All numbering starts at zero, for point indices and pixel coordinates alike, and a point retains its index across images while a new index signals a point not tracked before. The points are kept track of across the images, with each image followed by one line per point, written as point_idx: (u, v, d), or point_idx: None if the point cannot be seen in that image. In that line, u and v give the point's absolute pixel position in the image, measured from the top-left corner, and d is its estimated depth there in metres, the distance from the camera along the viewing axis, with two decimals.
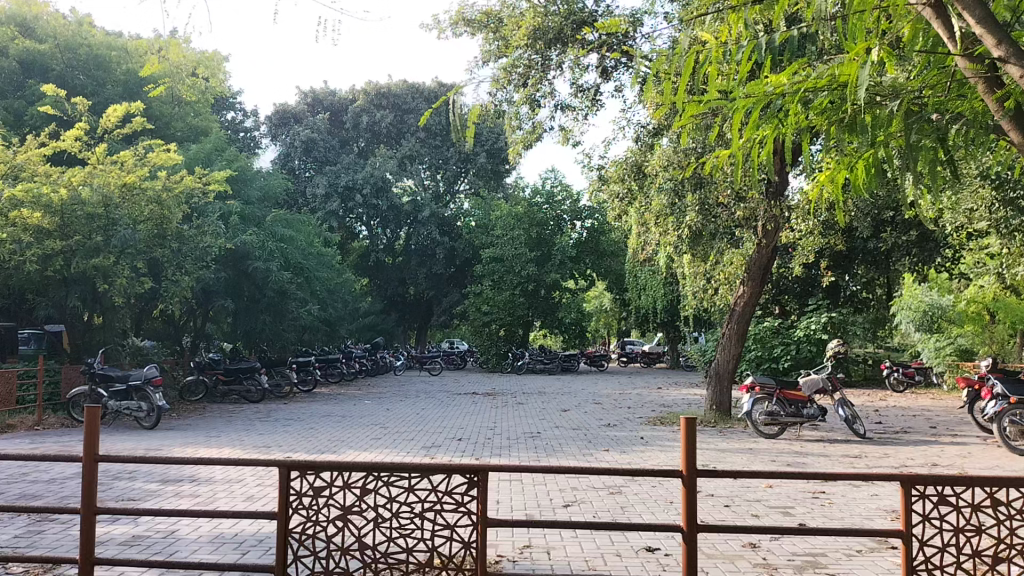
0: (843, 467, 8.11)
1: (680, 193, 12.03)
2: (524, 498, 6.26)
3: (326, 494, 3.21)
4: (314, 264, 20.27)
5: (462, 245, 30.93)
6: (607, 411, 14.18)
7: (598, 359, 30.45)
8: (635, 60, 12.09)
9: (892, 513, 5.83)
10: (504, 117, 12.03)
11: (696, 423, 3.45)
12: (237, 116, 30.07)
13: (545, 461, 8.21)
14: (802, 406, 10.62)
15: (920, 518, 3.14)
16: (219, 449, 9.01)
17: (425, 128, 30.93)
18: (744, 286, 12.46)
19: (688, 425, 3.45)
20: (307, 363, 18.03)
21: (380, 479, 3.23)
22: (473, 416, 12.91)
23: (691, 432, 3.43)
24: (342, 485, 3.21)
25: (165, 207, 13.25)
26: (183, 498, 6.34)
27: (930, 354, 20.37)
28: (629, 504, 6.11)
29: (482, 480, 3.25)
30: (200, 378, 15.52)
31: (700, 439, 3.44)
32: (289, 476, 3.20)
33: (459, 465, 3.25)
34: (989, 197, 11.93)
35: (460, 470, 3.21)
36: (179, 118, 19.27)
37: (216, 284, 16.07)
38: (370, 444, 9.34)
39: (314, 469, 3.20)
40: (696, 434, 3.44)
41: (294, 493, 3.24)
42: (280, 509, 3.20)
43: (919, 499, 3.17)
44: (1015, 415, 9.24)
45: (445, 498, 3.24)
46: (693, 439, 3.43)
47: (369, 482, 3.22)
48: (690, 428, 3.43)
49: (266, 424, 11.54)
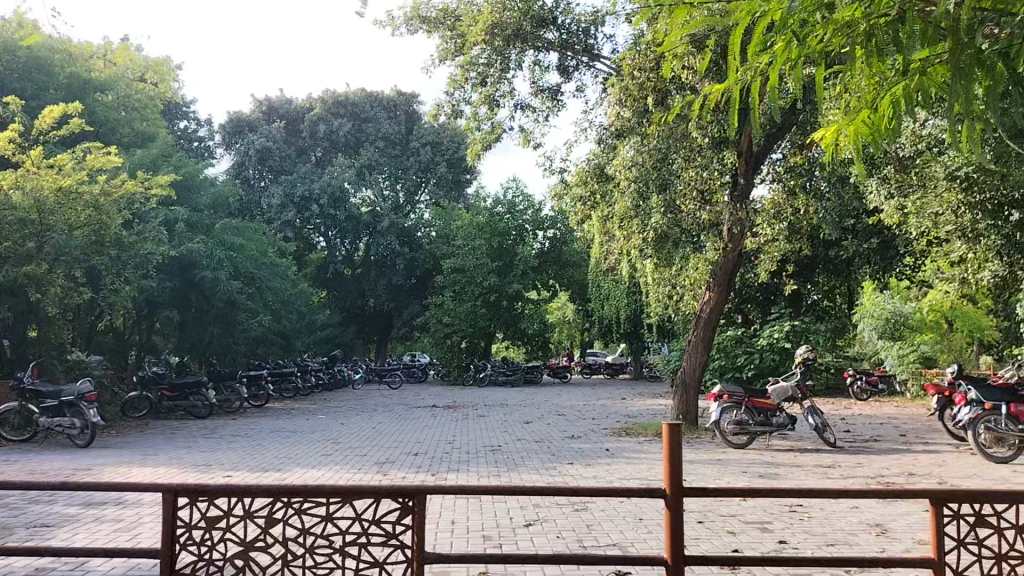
0: (818, 477, 7.70)
1: (644, 195, 11.44)
2: (483, 517, 5.75)
3: (221, 527, 2.68)
4: (267, 275, 19.50)
5: (422, 255, 30.25)
6: (570, 423, 13.71)
7: (561, 371, 29.99)
8: (597, 61, 11.72)
9: (877, 527, 5.43)
10: (460, 117, 11.57)
11: (682, 431, 3.02)
12: (190, 125, 29.31)
13: (505, 476, 7.68)
14: (771, 415, 10.27)
15: (953, 542, 2.77)
16: (154, 468, 8.35)
17: (384, 137, 30.52)
18: (710, 292, 12.19)
19: (675, 434, 3.03)
20: (258, 376, 17.32)
21: (291, 507, 2.71)
22: (432, 430, 12.36)
23: (676, 440, 3.00)
24: (241, 515, 2.69)
25: (105, 213, 12.49)
26: (104, 523, 5.71)
27: (893, 362, 20.16)
28: (596, 522, 5.63)
29: (419, 505, 2.75)
30: (144, 394, 14.70)
31: (685, 448, 3.02)
32: (177, 505, 2.69)
33: (389, 488, 2.75)
34: (957, 201, 11.67)
35: (390, 494, 2.71)
36: (125, 123, 18.54)
37: (161, 295, 15.33)
38: (318, 461, 8.71)
39: (204, 496, 2.69)
40: (682, 444, 3.01)
41: (183, 526, 2.73)
42: (164, 542, 2.68)
43: (952, 520, 2.80)
44: (992, 421, 8.87)
45: (373, 528, 2.73)
46: (679, 450, 3.00)
47: (275, 511, 2.70)
48: (674, 436, 3.00)
49: (211, 442, 10.86)
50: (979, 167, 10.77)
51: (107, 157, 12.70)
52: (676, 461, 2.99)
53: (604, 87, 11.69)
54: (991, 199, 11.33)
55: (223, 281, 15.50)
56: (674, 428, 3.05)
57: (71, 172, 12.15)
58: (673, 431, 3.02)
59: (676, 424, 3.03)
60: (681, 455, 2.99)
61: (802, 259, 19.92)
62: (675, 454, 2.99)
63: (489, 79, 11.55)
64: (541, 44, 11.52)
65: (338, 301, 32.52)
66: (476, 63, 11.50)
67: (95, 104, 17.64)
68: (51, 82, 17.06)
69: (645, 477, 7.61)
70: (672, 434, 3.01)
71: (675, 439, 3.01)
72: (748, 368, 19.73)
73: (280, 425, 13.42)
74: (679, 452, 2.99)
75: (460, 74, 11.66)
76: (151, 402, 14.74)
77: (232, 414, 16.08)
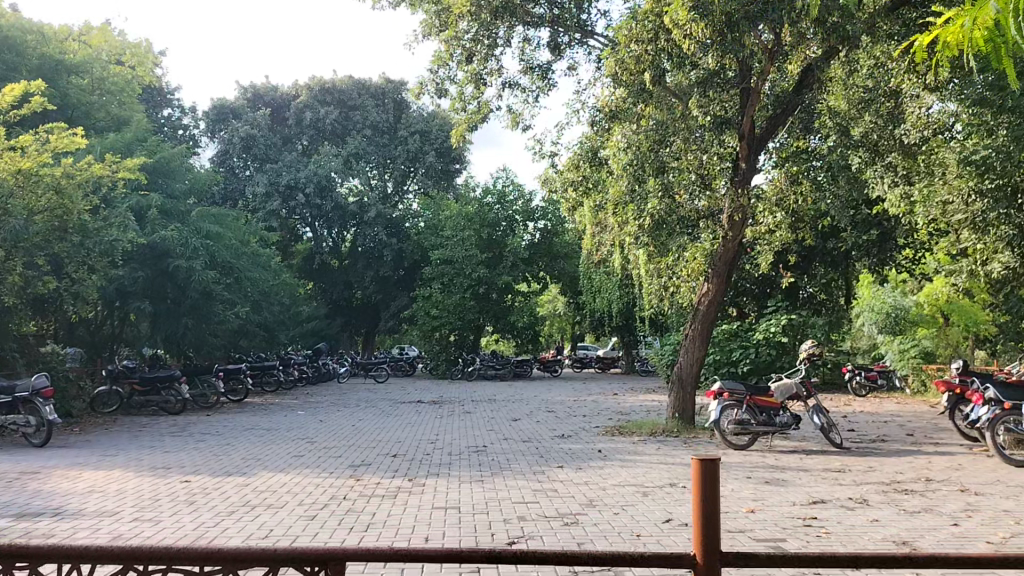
0: (829, 483, 7.06)
1: (640, 178, 10.74)
2: (460, 535, 5.11)
3: None
4: (248, 265, 18.75)
5: (411, 247, 29.32)
6: (561, 421, 13.04)
7: (551, 365, 29.29)
8: (592, 39, 11.07)
9: (905, 547, 4.80)
10: (445, 96, 10.89)
11: (719, 469, 2.27)
12: (173, 113, 28.60)
13: (489, 482, 7.01)
14: (774, 414, 9.67)
15: None
16: (107, 472, 7.66)
17: (371, 125, 29.96)
18: (709, 284, 11.48)
19: (709, 471, 2.25)
20: (237, 370, 16.63)
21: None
22: (414, 428, 11.73)
23: (710, 487, 2.25)
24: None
25: (66, 197, 11.71)
26: (33, 538, 5.04)
27: (893, 357, 19.55)
28: (587, 541, 4.96)
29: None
30: (113, 388, 14.08)
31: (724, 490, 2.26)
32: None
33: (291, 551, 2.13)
34: (966, 187, 10.95)
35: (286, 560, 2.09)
36: (100, 107, 17.80)
37: (133, 284, 14.59)
38: (289, 464, 8.06)
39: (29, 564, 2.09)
40: (718, 487, 2.26)
41: None
42: None
43: None
44: (1012, 422, 8.27)
45: None
46: (716, 492, 2.25)
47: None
48: (707, 482, 2.25)
49: (177, 440, 10.17)
50: (994, 151, 10.23)
51: (71, 137, 11.96)
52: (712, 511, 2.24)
53: (598, 64, 10.98)
54: (1004, 185, 10.55)
55: (197, 270, 14.78)
56: (701, 463, 2.28)
57: (32, 153, 11.39)
58: (706, 466, 2.26)
59: (708, 456, 2.27)
60: (717, 502, 2.24)
61: (801, 250, 19.58)
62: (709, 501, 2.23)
63: (476, 56, 10.92)
64: (532, 20, 10.84)
65: (324, 293, 31.69)
66: (462, 38, 10.84)
67: (68, 87, 16.84)
68: (21, 63, 16.30)
69: (641, 483, 6.98)
70: (707, 472, 2.24)
71: (710, 479, 2.25)
72: (743, 363, 19.13)
73: (255, 422, 12.72)
74: (715, 498, 2.24)
75: (446, 50, 11.03)
76: (121, 397, 14.08)
77: (208, 409, 15.39)
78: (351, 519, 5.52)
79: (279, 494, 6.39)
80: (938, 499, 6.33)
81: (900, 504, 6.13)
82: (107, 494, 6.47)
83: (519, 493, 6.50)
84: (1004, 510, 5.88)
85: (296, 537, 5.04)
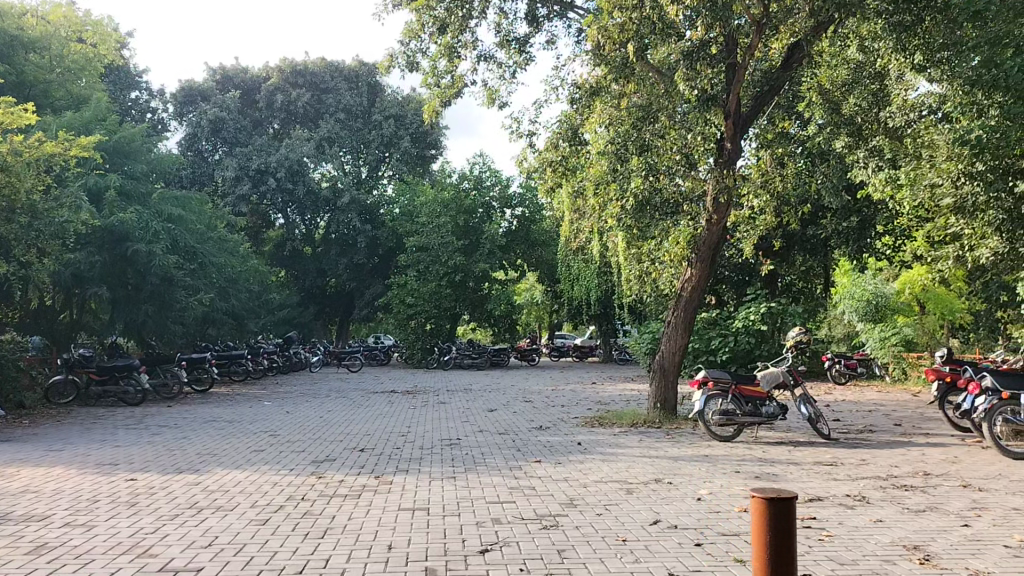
0: (823, 479, 6.63)
1: (624, 157, 10.32)
2: (429, 540, 4.59)
3: None
4: (213, 250, 18.05)
5: (385, 233, 28.67)
6: (539, 411, 12.57)
7: (529, 353, 28.81)
8: (572, 10, 10.52)
9: (917, 552, 4.36)
10: (416, 70, 10.34)
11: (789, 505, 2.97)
12: (141, 95, 27.71)
13: (459, 480, 6.49)
14: (761, 404, 9.29)
15: None
16: (47, 470, 7.05)
17: (345, 109, 29.23)
18: (693, 268, 10.84)
19: (780, 505, 2.96)
20: (201, 359, 16.00)
21: None
22: (383, 420, 11.22)
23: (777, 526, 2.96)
24: None
25: (14, 174, 11.00)
26: None
27: (873, 344, 18.89)
28: (569, 548, 4.46)
29: None
30: (69, 378, 13.43)
31: (794, 521, 2.98)
32: None
33: None
34: (957, 169, 10.47)
35: None
36: (59, 84, 17.02)
37: (91, 270, 13.87)
38: (247, 460, 7.49)
39: None
40: (790, 518, 2.97)
41: None
42: None
43: None
44: (1009, 413, 7.93)
45: None
46: (788, 521, 2.96)
47: None
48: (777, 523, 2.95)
49: (130, 433, 9.57)
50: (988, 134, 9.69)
51: (18, 112, 11.24)
52: (782, 534, 2.95)
53: (578, 38, 10.47)
54: (997, 166, 9.81)
55: (158, 255, 14.13)
56: (760, 499, 3.01)
57: None
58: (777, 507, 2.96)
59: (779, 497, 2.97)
60: (789, 533, 2.95)
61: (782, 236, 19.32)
62: (782, 531, 2.95)
63: (450, 27, 10.36)
64: None
65: (296, 280, 31.07)
66: (435, 8, 10.29)
67: (24, 62, 16.06)
68: None
69: (625, 479, 6.53)
70: (782, 510, 2.94)
71: (779, 510, 2.96)
72: (722, 351, 18.81)
73: (218, 414, 12.10)
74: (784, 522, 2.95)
75: (417, 21, 10.46)
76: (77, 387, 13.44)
77: (170, 399, 14.75)
78: (307, 523, 4.99)
79: (231, 495, 5.83)
80: (941, 496, 5.91)
81: (902, 501, 5.72)
82: (42, 496, 5.89)
83: (493, 491, 6.00)
84: (1013, 508, 5.48)
85: (243, 545, 4.49)
